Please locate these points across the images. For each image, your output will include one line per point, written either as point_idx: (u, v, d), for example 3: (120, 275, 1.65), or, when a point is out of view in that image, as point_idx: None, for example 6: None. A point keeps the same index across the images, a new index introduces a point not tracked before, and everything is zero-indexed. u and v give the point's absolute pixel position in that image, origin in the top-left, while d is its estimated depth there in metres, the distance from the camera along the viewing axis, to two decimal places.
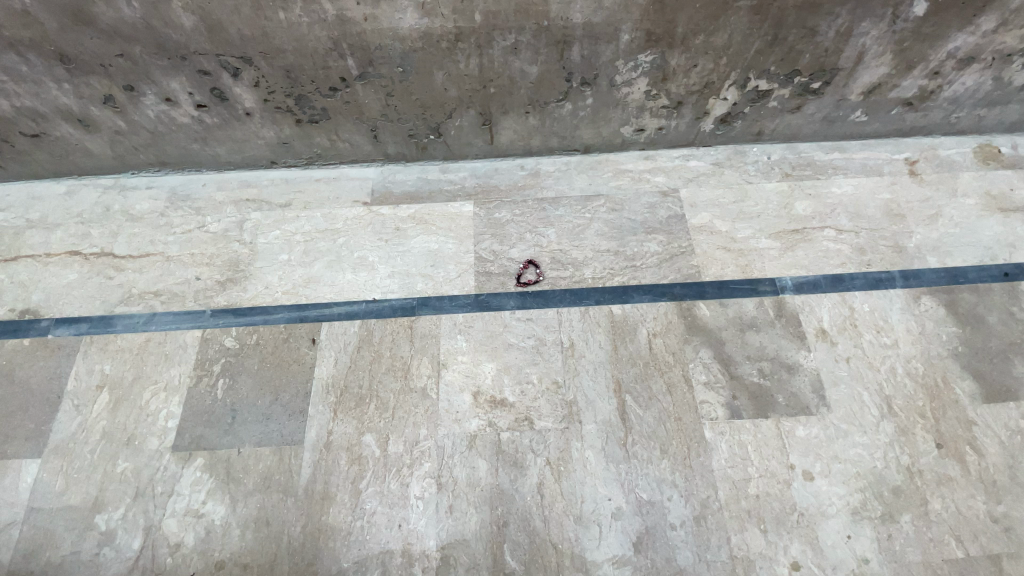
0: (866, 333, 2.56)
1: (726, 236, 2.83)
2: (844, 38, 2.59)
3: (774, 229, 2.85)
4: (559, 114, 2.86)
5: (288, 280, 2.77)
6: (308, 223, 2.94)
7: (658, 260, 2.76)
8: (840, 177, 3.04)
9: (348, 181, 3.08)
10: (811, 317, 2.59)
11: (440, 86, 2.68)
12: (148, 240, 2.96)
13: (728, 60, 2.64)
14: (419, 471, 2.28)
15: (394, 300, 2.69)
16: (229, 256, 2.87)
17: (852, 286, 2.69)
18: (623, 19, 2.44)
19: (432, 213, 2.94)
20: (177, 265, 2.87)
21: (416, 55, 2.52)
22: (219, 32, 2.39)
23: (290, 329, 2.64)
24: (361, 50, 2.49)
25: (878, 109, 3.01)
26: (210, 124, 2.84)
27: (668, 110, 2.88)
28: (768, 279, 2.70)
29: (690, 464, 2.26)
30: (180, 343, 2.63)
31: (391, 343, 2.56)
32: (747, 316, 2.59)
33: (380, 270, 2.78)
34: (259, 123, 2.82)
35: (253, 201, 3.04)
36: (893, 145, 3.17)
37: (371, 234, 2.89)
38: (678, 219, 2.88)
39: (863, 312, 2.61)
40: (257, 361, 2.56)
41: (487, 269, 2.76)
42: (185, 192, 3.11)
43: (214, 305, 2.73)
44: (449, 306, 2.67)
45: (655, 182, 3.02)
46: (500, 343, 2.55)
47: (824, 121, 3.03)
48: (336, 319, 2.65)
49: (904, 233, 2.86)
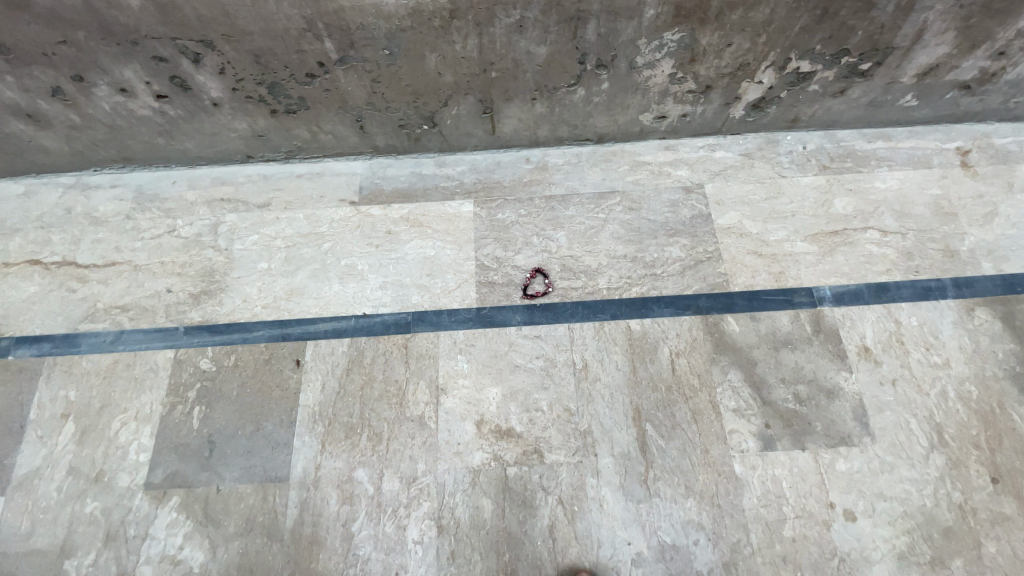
0: (913, 351, 2.30)
1: (758, 239, 2.53)
2: (904, 14, 2.26)
3: (811, 231, 2.55)
4: (570, 100, 2.52)
5: (268, 293, 2.51)
6: (289, 226, 2.66)
7: (681, 267, 2.47)
8: (884, 170, 2.72)
9: (334, 177, 2.77)
10: (852, 333, 2.33)
11: (434, 70, 2.33)
12: (113, 247, 2.67)
13: (768, 38, 2.31)
14: (417, 513, 2.05)
15: (386, 315, 2.42)
16: (204, 265, 2.60)
17: (898, 296, 2.41)
18: None
19: (427, 214, 2.64)
20: (146, 276, 2.59)
21: (404, 35, 2.18)
22: (173, 12, 2.06)
23: (271, 348, 2.38)
24: (340, 30, 2.14)
25: (931, 93, 2.66)
26: (174, 117, 2.52)
27: (694, 96, 2.54)
28: (805, 289, 2.42)
29: (719, 503, 2.04)
30: (151, 366, 2.39)
31: (384, 365, 2.30)
32: (781, 333, 2.32)
33: (371, 280, 2.49)
34: (229, 114, 2.50)
35: (228, 201, 2.76)
36: (943, 133, 2.83)
37: (360, 239, 2.59)
38: (703, 219, 2.58)
39: (909, 327, 2.34)
40: (235, 386, 2.32)
41: (490, 279, 2.48)
42: (152, 192, 2.80)
43: (187, 321, 2.48)
44: (448, 321, 2.39)
45: (677, 176, 2.69)
46: (506, 364, 2.29)
47: (869, 106, 2.70)
48: (322, 337, 2.39)
49: (957, 234, 2.55)
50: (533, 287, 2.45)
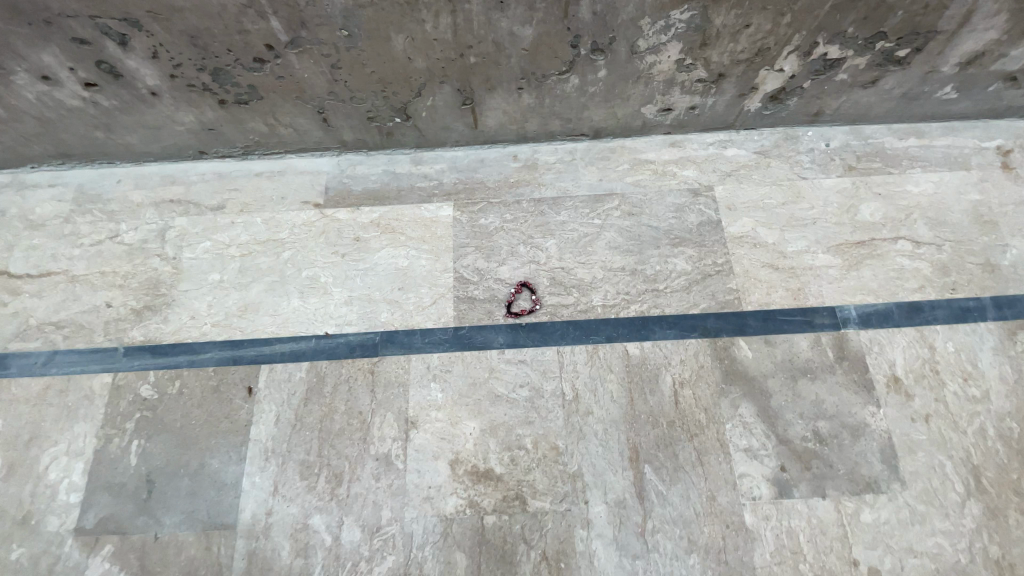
0: (949, 382, 2.02)
1: (774, 251, 2.23)
2: None
3: (833, 241, 2.26)
4: (562, 90, 2.20)
5: (219, 308, 2.24)
6: (245, 231, 2.38)
7: (687, 282, 2.16)
8: (917, 172, 2.41)
9: (296, 176, 2.47)
10: (881, 360, 2.05)
11: (402, 53, 2.02)
12: (49, 255, 2.38)
13: (792, 19, 1.99)
14: (380, 568, 1.80)
15: (351, 336, 2.13)
16: (149, 277, 2.33)
17: (932, 318, 2.12)
18: None
19: (401, 218, 2.33)
20: (85, 288, 2.31)
21: (364, 13, 1.87)
22: None
23: (220, 374, 2.11)
24: (286, 7, 1.85)
25: (973, 84, 2.34)
26: (109, 108, 2.27)
27: (705, 86, 2.22)
28: (827, 308, 2.13)
29: (725, 560, 1.78)
30: (86, 393, 2.12)
31: (347, 394, 2.03)
32: (800, 360, 2.04)
33: (335, 295, 2.20)
34: (170, 105, 2.25)
35: (179, 202, 2.48)
36: (983, 129, 2.51)
37: (324, 247, 2.29)
38: (712, 227, 2.27)
39: (945, 354, 2.06)
40: (180, 416, 2.06)
41: (470, 294, 2.17)
42: (95, 193, 2.51)
43: (128, 341, 2.21)
44: (420, 343, 2.10)
45: (683, 176, 2.38)
46: (485, 394, 2.00)
47: (902, 99, 2.38)
48: (278, 360, 2.11)
49: (998, 246, 2.25)
50: (518, 305, 2.14)
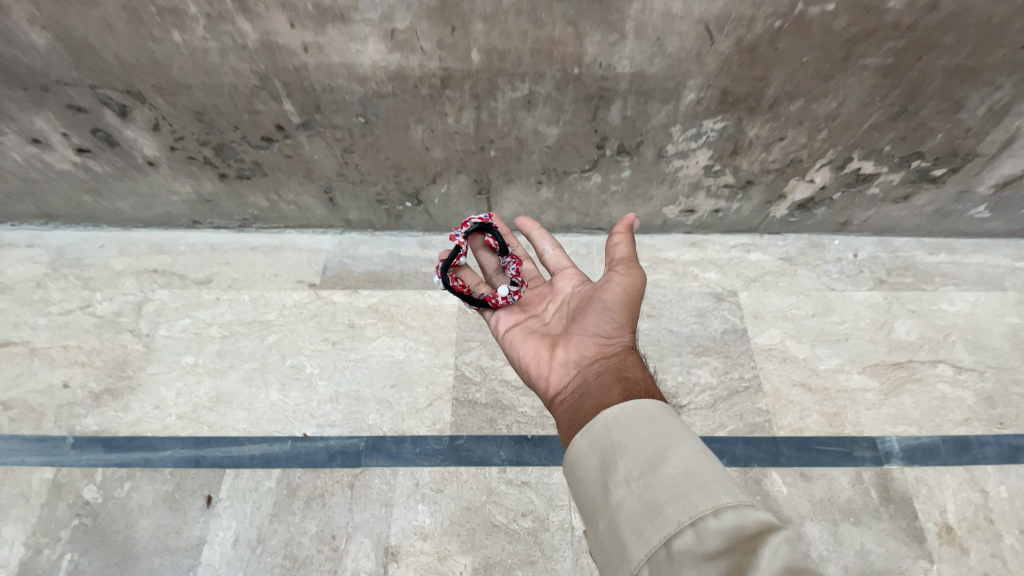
0: (1008, 536, 1.80)
1: (806, 367, 2.05)
2: (997, 118, 1.76)
3: (869, 360, 2.09)
4: (582, 186, 2.03)
5: (188, 397, 1.98)
6: (231, 309, 2.16)
7: (712, 398, 1.96)
8: (951, 290, 2.29)
9: (293, 251, 2.32)
10: (930, 505, 1.83)
11: (421, 144, 1.84)
12: (13, 323, 2.17)
13: (828, 135, 1.79)
14: None
15: (331, 439, 1.89)
16: (115, 354, 2.08)
17: (982, 456, 1.94)
18: (691, 71, 1.54)
19: (401, 305, 2.17)
20: (42, 364, 2.08)
21: (384, 103, 1.67)
22: (88, 55, 1.55)
23: (177, 477, 1.82)
24: (301, 90, 1.63)
25: (1008, 207, 2.25)
26: (100, 175, 2.07)
27: (731, 191, 2.08)
28: (867, 439, 1.93)
29: None
30: (22, 491, 1.84)
31: (320, 514, 1.75)
32: (840, 499, 1.81)
33: (320, 390, 1.98)
34: (167, 176, 2.04)
35: (162, 273, 2.27)
36: (1015, 249, 2.44)
37: (314, 332, 2.10)
38: (737, 335, 2.11)
39: (999, 501, 1.87)
40: (124, 526, 1.76)
41: (471, 397, 1.96)
42: (74, 256, 2.33)
43: (79, 430, 1.94)
44: (410, 456, 1.85)
45: (705, 279, 2.25)
46: (481, 523, 1.73)
47: (933, 215, 2.27)
48: (246, 464, 1.84)
49: None
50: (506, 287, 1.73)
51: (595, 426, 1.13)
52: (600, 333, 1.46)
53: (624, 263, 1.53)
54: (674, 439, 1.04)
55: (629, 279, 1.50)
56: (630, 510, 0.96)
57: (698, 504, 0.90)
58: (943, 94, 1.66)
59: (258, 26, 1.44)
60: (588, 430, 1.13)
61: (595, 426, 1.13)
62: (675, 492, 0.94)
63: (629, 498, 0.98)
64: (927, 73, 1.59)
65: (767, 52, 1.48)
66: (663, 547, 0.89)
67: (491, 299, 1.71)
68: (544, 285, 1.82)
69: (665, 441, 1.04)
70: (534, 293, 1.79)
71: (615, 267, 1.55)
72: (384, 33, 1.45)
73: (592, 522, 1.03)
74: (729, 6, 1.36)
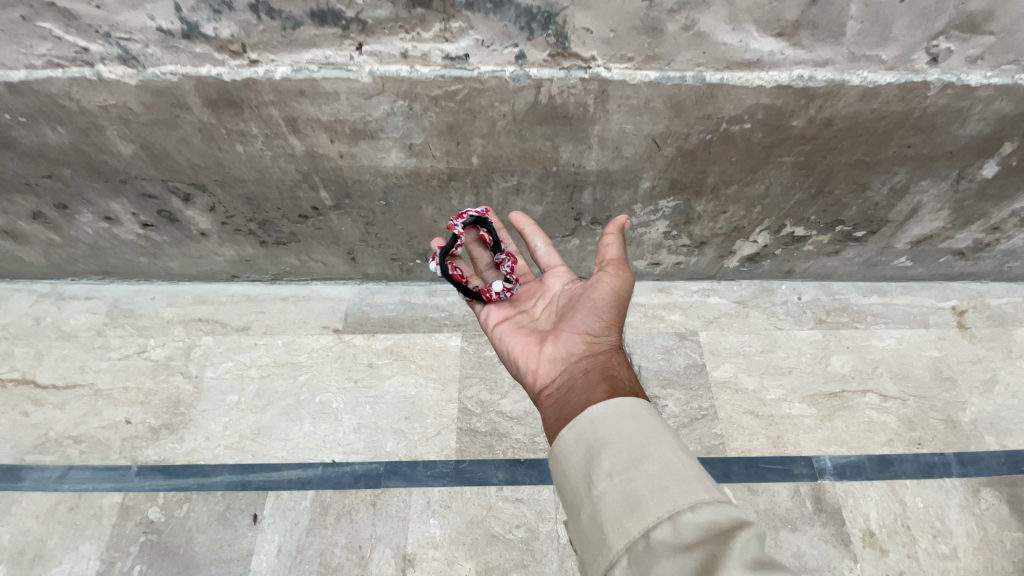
0: (920, 538, 2.17)
1: (755, 397, 2.44)
2: (898, 195, 2.17)
3: (808, 390, 2.47)
4: (564, 247, 2.43)
5: (234, 430, 2.34)
6: (267, 353, 2.54)
7: (675, 425, 2.34)
8: (881, 327, 2.69)
9: (318, 300, 2.70)
10: (856, 514, 2.20)
11: (430, 218, 2.23)
12: (78, 366, 2.53)
13: (762, 209, 2.20)
14: None
15: (356, 464, 2.25)
16: (170, 393, 2.44)
17: (902, 471, 2.32)
18: (645, 168, 1.95)
19: (412, 347, 2.55)
20: (106, 403, 2.43)
21: (401, 191, 2.07)
22: (165, 160, 1.94)
23: (228, 498, 2.18)
24: (335, 183, 2.03)
25: (926, 257, 2.65)
26: (158, 242, 2.44)
27: (688, 249, 2.48)
28: (805, 458, 2.31)
29: None
30: (94, 512, 2.17)
31: (349, 527, 2.11)
32: (780, 510, 2.18)
33: (345, 422, 2.35)
34: (216, 242, 2.42)
35: (206, 321, 2.64)
36: (938, 290, 2.85)
37: (338, 371, 2.47)
38: (697, 369, 2.50)
39: (915, 509, 2.23)
40: (184, 541, 2.10)
41: (473, 426, 2.34)
42: (129, 307, 2.70)
43: (141, 460, 2.29)
44: (422, 477, 2.21)
45: (670, 321, 2.64)
46: (483, 534, 2.09)
47: (863, 264, 2.67)
48: (285, 487, 2.20)
49: (957, 403, 2.51)
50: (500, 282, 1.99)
51: (586, 425, 1.34)
52: (587, 332, 1.67)
53: (613, 264, 1.69)
54: (656, 443, 1.24)
55: (618, 280, 1.66)
56: (614, 502, 1.16)
57: (676, 501, 1.11)
58: (850, 180, 2.05)
59: (305, 141, 1.83)
60: (575, 426, 1.35)
61: (584, 426, 1.33)
62: (657, 488, 1.14)
63: (613, 492, 1.18)
64: (834, 166, 1.98)
65: (703, 155, 1.89)
66: (644, 535, 1.09)
67: (487, 295, 1.97)
68: (536, 282, 2.06)
69: (650, 445, 1.23)
70: (527, 290, 2.05)
71: (605, 267, 1.71)
72: (404, 145, 1.85)
73: (581, 509, 1.23)
74: (670, 126, 1.77)
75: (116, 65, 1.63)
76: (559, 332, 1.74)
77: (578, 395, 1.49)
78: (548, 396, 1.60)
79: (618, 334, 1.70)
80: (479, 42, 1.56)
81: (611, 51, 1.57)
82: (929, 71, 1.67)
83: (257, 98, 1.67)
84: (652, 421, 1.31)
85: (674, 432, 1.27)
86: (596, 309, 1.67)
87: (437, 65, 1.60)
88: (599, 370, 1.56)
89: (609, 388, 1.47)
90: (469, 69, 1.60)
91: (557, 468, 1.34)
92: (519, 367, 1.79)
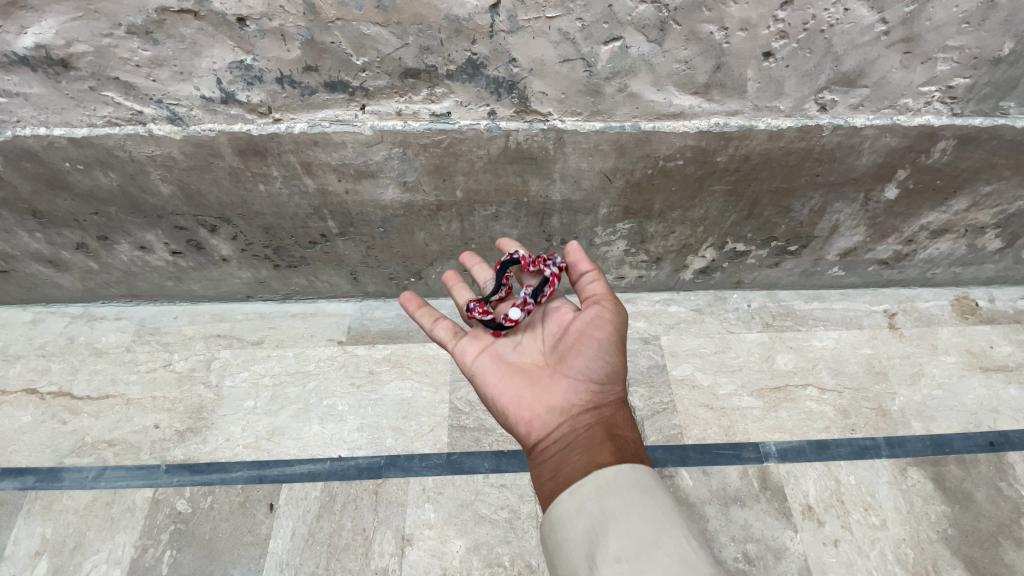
0: (853, 511, 2.49)
1: (709, 393, 2.79)
2: (819, 214, 2.55)
3: (756, 385, 2.83)
4: None
5: (252, 431, 2.66)
6: (279, 363, 2.86)
7: (639, 417, 2.70)
8: (820, 329, 3.07)
9: (324, 315, 3.04)
10: (797, 491, 2.52)
11: (422, 242, 2.60)
12: (110, 379, 2.84)
13: (705, 229, 2.59)
14: None
15: (360, 458, 2.56)
16: (194, 400, 2.76)
17: (838, 453, 2.65)
18: (600, 198, 2.34)
19: (408, 355, 2.88)
20: (136, 410, 2.74)
21: (397, 220, 2.44)
22: (198, 199, 2.30)
23: (247, 490, 2.48)
24: (341, 214, 2.40)
25: (856, 267, 3.03)
26: (184, 267, 2.79)
27: (647, 264, 2.86)
28: (752, 444, 2.64)
29: None
30: (128, 506, 2.45)
31: (354, 513, 2.41)
32: (730, 488, 2.51)
33: (349, 421, 2.67)
34: (235, 266, 2.78)
35: (224, 337, 2.97)
36: (871, 296, 3.23)
37: (343, 378, 2.80)
38: (659, 369, 2.85)
39: (849, 486, 2.55)
40: (208, 528, 2.39)
41: (462, 423, 2.66)
42: (154, 326, 3.03)
43: (170, 459, 2.59)
44: (418, 468, 2.53)
45: (636, 327, 3.01)
46: (472, 515, 2.40)
47: (802, 274, 3.05)
48: (297, 480, 2.51)
49: (887, 393, 2.86)
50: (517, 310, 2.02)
51: (598, 501, 1.45)
52: (590, 380, 1.84)
53: (608, 300, 1.96)
54: (664, 536, 1.35)
55: (615, 315, 1.93)
56: None
57: None
58: (775, 204, 2.44)
59: (316, 181, 2.21)
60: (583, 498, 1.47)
61: (591, 502, 1.45)
62: None
63: None
64: (759, 193, 2.37)
65: (648, 186, 2.28)
66: None
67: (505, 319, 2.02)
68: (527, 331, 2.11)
69: (658, 536, 1.35)
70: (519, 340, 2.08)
71: (601, 301, 1.96)
72: (399, 182, 2.22)
73: None
74: (617, 164, 2.16)
75: (164, 124, 2.01)
76: (562, 377, 1.87)
77: (584, 451, 1.64)
78: (549, 447, 1.73)
79: (618, 386, 1.88)
80: (458, 103, 1.96)
81: (563, 108, 1.98)
82: (819, 117, 2.07)
83: (279, 148, 2.05)
84: (662, 502, 1.45)
85: (681, 523, 1.40)
86: (602, 352, 1.86)
87: (425, 120, 2.00)
88: (602, 426, 1.74)
89: (613, 447, 1.64)
90: (450, 123, 2.01)
91: (560, 532, 1.45)
92: (512, 415, 1.84)
